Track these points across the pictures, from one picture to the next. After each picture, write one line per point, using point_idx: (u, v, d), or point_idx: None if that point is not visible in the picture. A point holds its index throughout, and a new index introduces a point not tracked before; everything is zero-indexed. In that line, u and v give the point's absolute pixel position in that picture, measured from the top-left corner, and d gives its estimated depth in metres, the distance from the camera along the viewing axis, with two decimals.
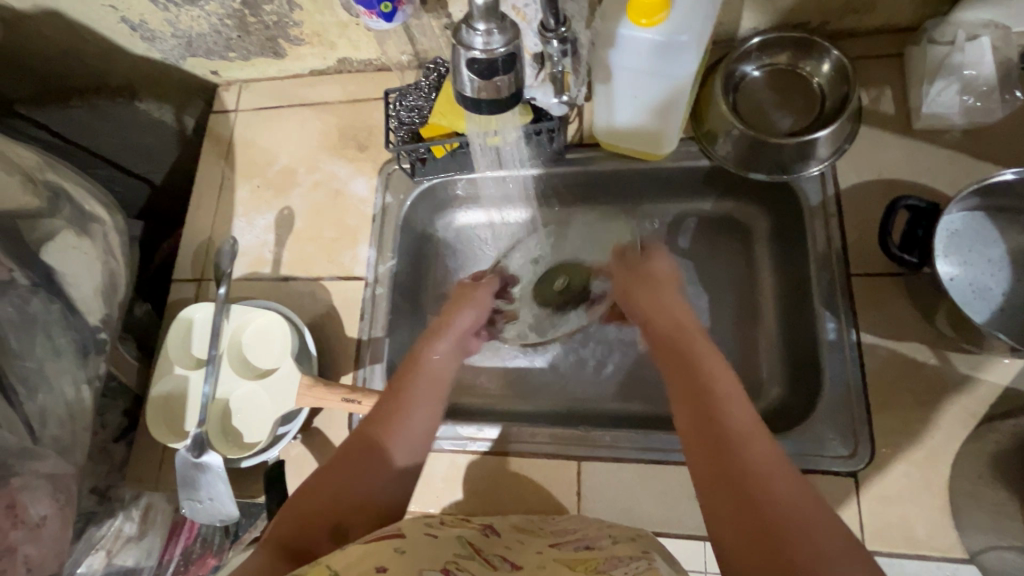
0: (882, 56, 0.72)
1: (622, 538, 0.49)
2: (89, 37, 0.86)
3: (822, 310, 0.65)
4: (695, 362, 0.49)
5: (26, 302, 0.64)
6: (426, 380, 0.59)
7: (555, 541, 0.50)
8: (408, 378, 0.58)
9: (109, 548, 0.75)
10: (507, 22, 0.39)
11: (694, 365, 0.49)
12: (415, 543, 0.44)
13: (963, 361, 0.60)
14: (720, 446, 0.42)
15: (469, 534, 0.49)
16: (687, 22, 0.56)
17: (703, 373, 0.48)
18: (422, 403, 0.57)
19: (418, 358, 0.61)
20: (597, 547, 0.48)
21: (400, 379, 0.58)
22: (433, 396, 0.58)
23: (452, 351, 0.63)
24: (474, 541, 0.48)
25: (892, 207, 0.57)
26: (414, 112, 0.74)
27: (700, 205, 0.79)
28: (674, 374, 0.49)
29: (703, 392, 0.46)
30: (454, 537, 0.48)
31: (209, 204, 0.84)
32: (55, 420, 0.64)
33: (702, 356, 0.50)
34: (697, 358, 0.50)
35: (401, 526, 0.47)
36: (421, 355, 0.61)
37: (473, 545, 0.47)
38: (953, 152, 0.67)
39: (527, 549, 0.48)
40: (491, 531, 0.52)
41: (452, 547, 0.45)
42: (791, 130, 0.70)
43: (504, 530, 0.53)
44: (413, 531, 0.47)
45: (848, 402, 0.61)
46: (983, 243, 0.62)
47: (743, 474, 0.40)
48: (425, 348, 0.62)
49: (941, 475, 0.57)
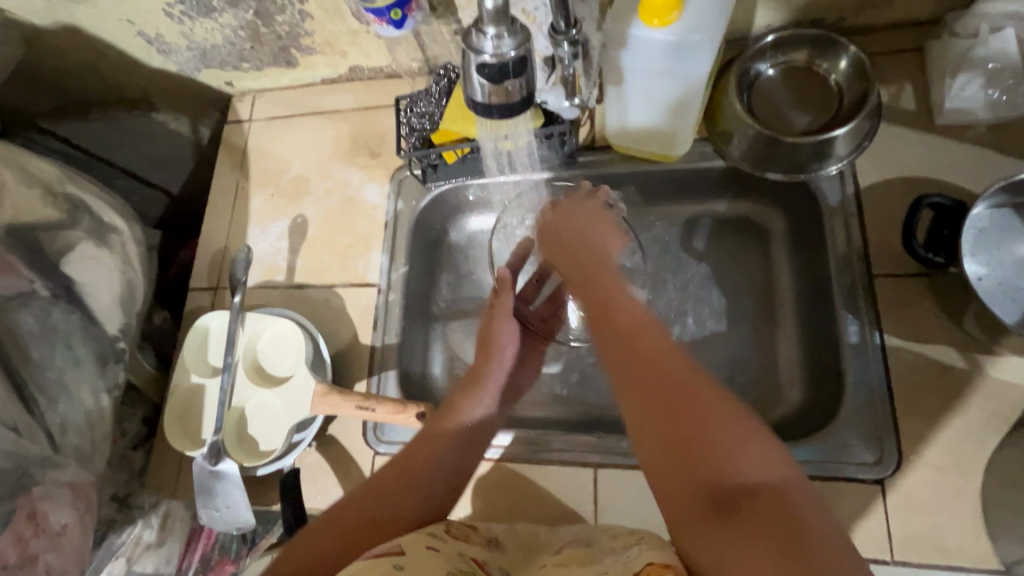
0: (900, 52, 0.70)
1: (622, 533, 0.49)
2: (106, 52, 0.88)
3: (844, 313, 0.63)
4: (596, 280, 0.56)
5: (47, 314, 0.66)
6: (452, 425, 0.57)
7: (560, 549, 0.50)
8: (445, 425, 0.57)
9: (129, 555, 0.74)
10: (517, 25, 0.39)
11: (604, 288, 0.54)
12: (414, 561, 0.42)
13: (992, 363, 0.58)
14: (619, 329, 0.49)
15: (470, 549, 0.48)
16: (701, 21, 0.55)
17: (599, 292, 0.54)
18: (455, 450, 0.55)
19: (455, 411, 0.58)
20: (596, 544, 0.48)
21: (435, 424, 0.58)
22: (475, 442, 0.57)
23: (493, 403, 0.60)
24: (477, 556, 0.47)
25: (916, 204, 0.56)
26: (426, 118, 0.74)
27: (715, 205, 0.78)
28: (584, 298, 0.55)
29: (603, 306, 0.52)
30: (456, 552, 0.46)
31: (224, 213, 0.85)
32: (75, 429, 0.65)
33: (601, 281, 0.55)
34: (597, 282, 0.55)
35: (400, 540, 0.46)
36: (462, 407, 0.59)
37: (475, 560, 0.46)
38: (977, 149, 0.65)
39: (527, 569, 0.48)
40: (492, 544, 0.51)
41: (455, 561, 0.44)
42: (808, 128, 0.69)
43: (506, 547, 0.52)
44: (414, 544, 0.45)
45: (872, 406, 0.59)
46: (1012, 241, 0.60)
47: (655, 371, 0.43)
48: (466, 402, 0.59)
49: (972, 483, 0.55)
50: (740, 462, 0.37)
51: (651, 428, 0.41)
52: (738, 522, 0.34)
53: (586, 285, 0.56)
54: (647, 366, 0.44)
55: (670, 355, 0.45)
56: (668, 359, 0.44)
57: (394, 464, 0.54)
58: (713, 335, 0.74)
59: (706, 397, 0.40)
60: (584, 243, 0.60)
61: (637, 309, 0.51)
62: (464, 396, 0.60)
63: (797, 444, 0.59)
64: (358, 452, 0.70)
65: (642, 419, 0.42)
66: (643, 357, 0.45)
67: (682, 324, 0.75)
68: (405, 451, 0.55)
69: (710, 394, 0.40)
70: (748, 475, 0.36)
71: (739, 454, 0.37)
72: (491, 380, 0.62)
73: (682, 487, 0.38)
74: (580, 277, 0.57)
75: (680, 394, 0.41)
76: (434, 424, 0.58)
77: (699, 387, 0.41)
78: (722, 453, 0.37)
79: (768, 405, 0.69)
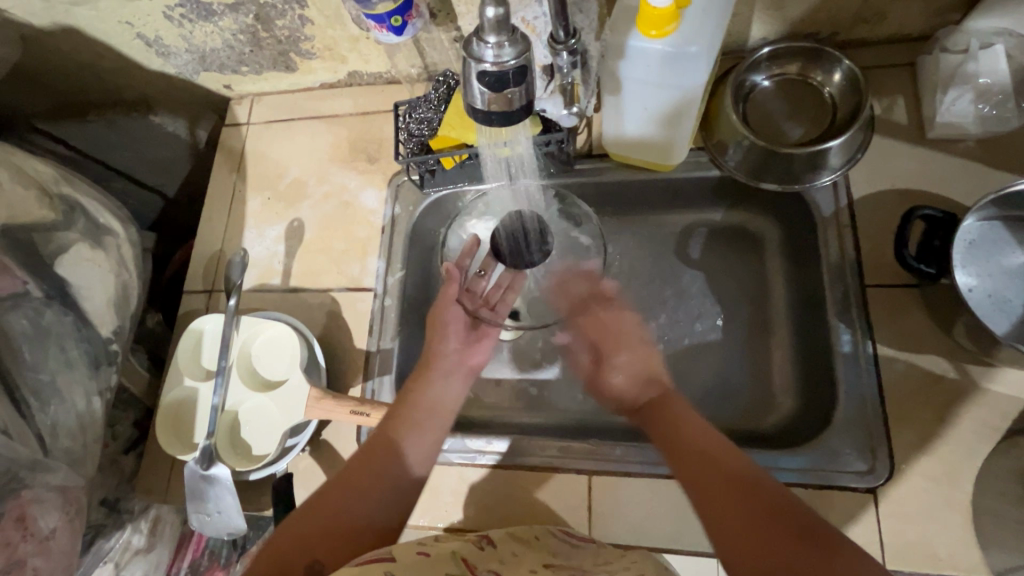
0: (892, 65, 0.72)
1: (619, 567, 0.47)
2: (105, 53, 0.88)
3: (837, 322, 0.64)
4: (660, 404, 0.59)
5: (39, 315, 0.65)
6: (408, 414, 0.59)
7: (551, 561, 0.48)
8: (404, 413, 0.59)
9: (118, 560, 0.74)
10: (517, 35, 0.40)
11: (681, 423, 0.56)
12: (405, 566, 0.42)
13: (982, 374, 0.59)
14: (689, 465, 0.52)
15: (462, 549, 0.49)
16: (697, 33, 0.56)
17: (667, 414, 0.58)
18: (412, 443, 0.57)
19: (409, 399, 0.60)
20: None
21: (393, 416, 0.59)
22: (431, 429, 0.59)
23: (446, 381, 0.64)
24: (468, 556, 0.47)
25: (908, 216, 0.56)
26: (424, 124, 0.73)
27: (710, 215, 0.79)
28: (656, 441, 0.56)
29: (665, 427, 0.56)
30: (447, 552, 0.47)
31: (221, 216, 0.85)
32: (66, 432, 0.65)
33: (671, 407, 0.58)
34: (665, 406, 0.58)
35: (392, 546, 0.46)
36: (415, 394, 0.61)
37: (466, 561, 0.46)
38: (967, 162, 0.66)
39: (520, 566, 0.47)
40: (487, 542, 0.52)
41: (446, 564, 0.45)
42: (802, 139, 0.70)
43: (500, 541, 0.52)
44: (406, 550, 0.46)
45: (865, 416, 0.59)
46: (1002, 253, 0.61)
47: (747, 492, 0.48)
48: (421, 388, 0.61)
49: (963, 492, 0.56)
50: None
51: (761, 549, 0.44)
52: None
53: (658, 420, 0.57)
54: (740, 495, 0.48)
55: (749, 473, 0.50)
56: (747, 475, 0.49)
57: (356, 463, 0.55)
58: (708, 344, 0.74)
59: (801, 515, 0.46)
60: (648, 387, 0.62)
61: (701, 428, 0.55)
62: (418, 384, 0.62)
63: (790, 453, 0.60)
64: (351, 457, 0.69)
65: (749, 543, 0.45)
66: (731, 488, 0.48)
67: (676, 331, 0.75)
68: (364, 450, 0.56)
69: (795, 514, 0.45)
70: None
71: (855, 567, 0.41)
72: (438, 362, 0.65)
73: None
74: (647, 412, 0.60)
75: (782, 518, 0.45)
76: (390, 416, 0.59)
77: (785, 504, 0.46)
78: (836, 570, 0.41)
79: (761, 413, 0.70)
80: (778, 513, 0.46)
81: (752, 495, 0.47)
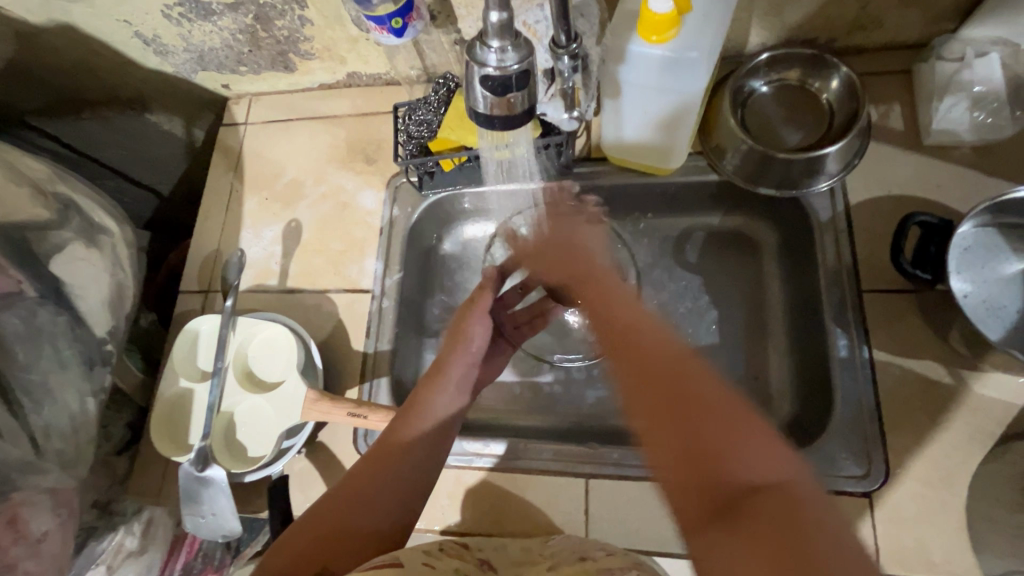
0: (888, 73, 0.72)
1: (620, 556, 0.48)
2: (102, 51, 0.87)
3: (833, 327, 0.64)
4: (600, 281, 0.56)
5: (34, 315, 0.64)
6: (414, 419, 0.55)
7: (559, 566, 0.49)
8: (411, 419, 0.55)
9: (109, 563, 0.70)
10: (520, 40, 0.40)
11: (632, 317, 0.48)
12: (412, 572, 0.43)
13: (977, 380, 0.59)
14: (620, 333, 0.47)
15: (465, 567, 0.48)
16: (696, 38, 0.56)
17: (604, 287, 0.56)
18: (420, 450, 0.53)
19: (415, 405, 0.56)
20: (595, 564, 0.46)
21: (400, 420, 0.55)
22: (443, 433, 0.55)
23: (459, 392, 0.58)
24: None
25: (903, 223, 0.57)
26: (423, 126, 0.74)
27: (707, 219, 0.79)
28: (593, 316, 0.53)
29: (602, 296, 0.54)
30: (451, 569, 0.47)
31: (217, 215, 0.85)
32: (58, 434, 0.64)
33: (608, 288, 0.55)
34: (603, 285, 0.56)
35: (399, 553, 0.46)
36: (424, 398, 0.56)
37: None
38: (962, 169, 0.67)
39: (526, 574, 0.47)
40: (489, 565, 0.51)
41: None
42: (800, 145, 0.70)
43: (501, 564, 0.51)
44: (412, 558, 0.46)
45: (861, 420, 0.60)
46: (996, 260, 0.61)
47: (662, 361, 0.42)
48: (430, 396, 0.56)
49: (958, 497, 0.56)
50: (740, 465, 0.36)
51: (658, 431, 0.39)
52: (746, 529, 0.32)
53: (595, 293, 0.55)
54: (655, 365, 0.42)
55: (670, 351, 0.44)
56: (678, 361, 0.42)
57: (360, 467, 0.52)
58: (705, 348, 0.74)
59: (716, 403, 0.39)
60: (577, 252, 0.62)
61: (643, 317, 0.49)
62: (426, 389, 0.57)
63: None
64: (347, 460, 0.69)
65: (647, 423, 0.40)
66: (646, 361, 0.43)
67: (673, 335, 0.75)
68: (370, 456, 0.53)
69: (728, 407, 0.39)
70: (753, 477, 0.35)
71: (742, 458, 0.36)
72: (451, 369, 0.59)
73: (683, 491, 0.37)
74: (580, 286, 0.58)
75: (679, 408, 0.39)
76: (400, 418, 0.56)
77: (697, 384, 0.40)
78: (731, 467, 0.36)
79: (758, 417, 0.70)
80: (682, 390, 0.40)
81: (669, 373, 0.41)
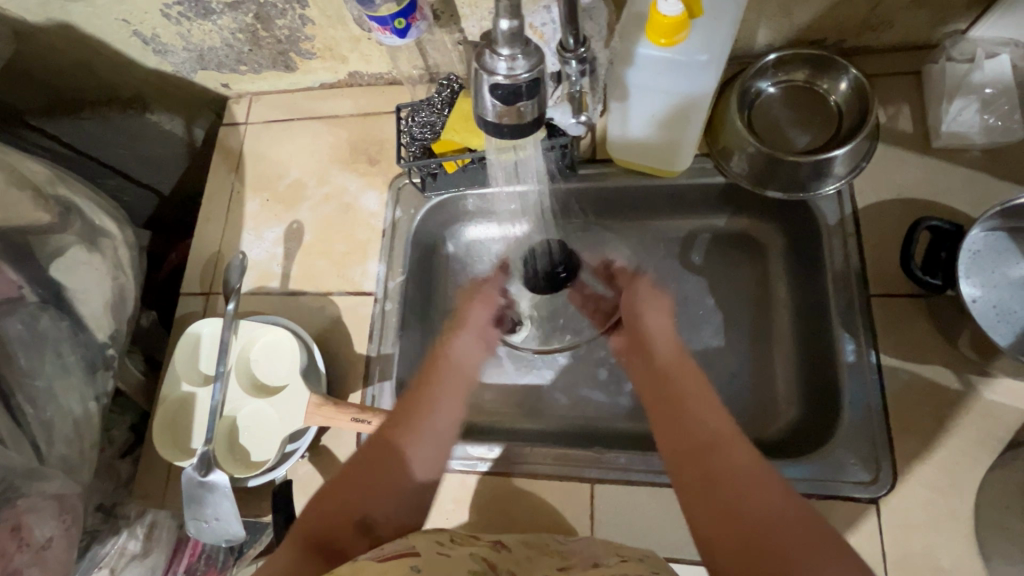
0: (896, 74, 0.71)
1: (630, 557, 0.47)
2: (100, 50, 0.86)
3: (840, 331, 0.63)
4: (669, 370, 0.55)
5: (34, 320, 0.64)
6: (435, 379, 0.60)
7: (566, 564, 0.48)
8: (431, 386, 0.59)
9: (113, 565, 0.72)
10: (531, 47, 0.39)
11: (690, 403, 0.51)
12: (429, 562, 0.43)
13: (986, 386, 0.59)
14: (692, 437, 0.48)
15: (481, 550, 0.48)
16: (707, 42, 0.55)
17: (670, 368, 0.56)
18: (441, 408, 0.58)
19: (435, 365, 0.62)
20: (604, 564, 0.46)
21: (423, 381, 0.60)
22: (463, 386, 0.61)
23: (470, 349, 0.65)
24: (488, 557, 0.47)
25: (913, 228, 0.57)
26: (426, 128, 0.72)
27: (713, 221, 0.78)
28: (654, 399, 0.54)
29: (668, 379, 0.55)
30: (468, 553, 0.46)
31: (219, 216, 0.84)
32: (62, 439, 0.64)
33: (681, 380, 0.54)
34: (677, 375, 0.55)
35: (414, 544, 0.46)
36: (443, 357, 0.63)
37: (487, 561, 0.46)
38: (972, 172, 0.66)
39: (536, 568, 0.47)
40: (501, 545, 0.51)
41: (468, 564, 0.44)
42: (808, 147, 0.69)
43: (513, 544, 0.52)
44: (427, 549, 0.45)
45: (869, 426, 0.59)
46: (1006, 264, 0.61)
47: (728, 479, 0.45)
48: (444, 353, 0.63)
49: (967, 503, 0.56)
50: None
51: (728, 548, 0.42)
52: None
53: (666, 386, 0.54)
54: (725, 481, 0.45)
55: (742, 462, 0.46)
56: (746, 470, 0.45)
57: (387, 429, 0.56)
58: (710, 351, 0.74)
59: (790, 523, 0.41)
60: (663, 345, 0.58)
61: (715, 411, 0.50)
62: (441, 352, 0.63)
63: (793, 463, 0.60)
64: None
65: (718, 534, 0.43)
66: (716, 477, 0.45)
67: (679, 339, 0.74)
68: (393, 414, 0.57)
69: (792, 523, 0.41)
70: None
71: None
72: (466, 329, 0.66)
73: None
74: (662, 372, 0.56)
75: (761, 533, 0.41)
76: (400, 414, 0.57)
77: (772, 507, 0.42)
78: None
79: (764, 420, 0.70)
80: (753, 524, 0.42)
81: (737, 493, 0.44)
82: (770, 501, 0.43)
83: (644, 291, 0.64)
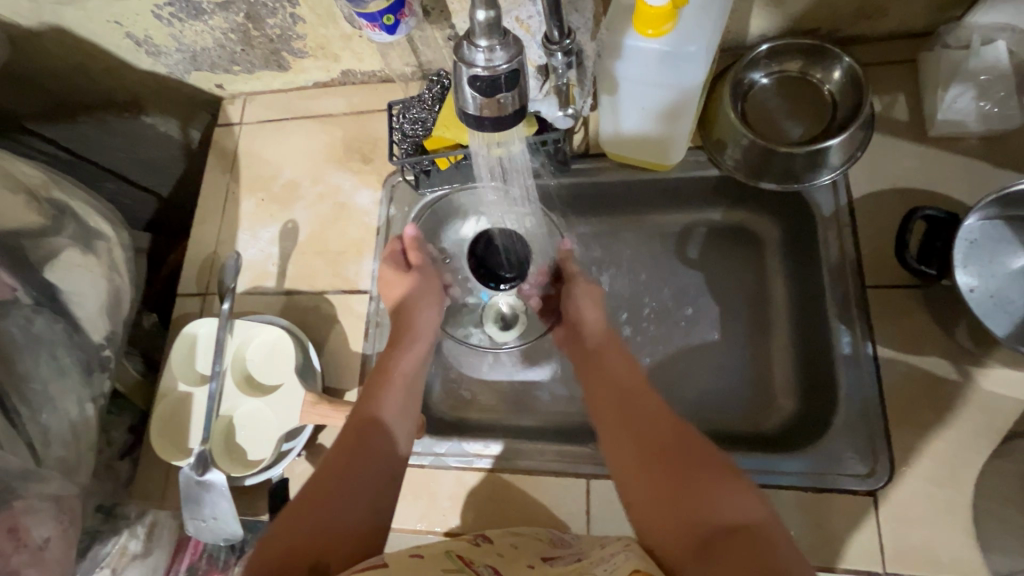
0: (892, 63, 0.71)
1: (613, 541, 0.48)
2: (94, 53, 0.86)
3: (836, 323, 0.63)
4: (594, 352, 0.62)
5: (29, 322, 0.64)
6: (384, 388, 0.61)
7: (553, 550, 0.50)
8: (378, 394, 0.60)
9: (114, 566, 0.71)
10: (509, 38, 0.39)
11: (611, 369, 0.59)
12: (398, 568, 0.42)
13: (985, 376, 0.58)
14: (619, 406, 0.54)
15: (457, 546, 0.49)
16: (695, 31, 0.55)
17: (598, 349, 0.62)
18: (388, 412, 0.59)
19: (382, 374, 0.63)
20: (587, 557, 0.47)
21: (371, 390, 0.61)
22: (410, 390, 0.62)
23: (418, 359, 0.66)
24: (463, 553, 0.47)
25: (908, 217, 0.56)
26: (418, 125, 0.72)
27: (709, 214, 0.76)
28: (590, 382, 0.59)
29: (593, 358, 0.61)
30: (442, 552, 0.47)
31: (215, 216, 0.84)
32: (59, 441, 0.65)
33: (606, 359, 0.60)
34: (602, 355, 0.61)
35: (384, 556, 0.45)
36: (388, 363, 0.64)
37: (462, 558, 0.46)
38: (969, 161, 0.65)
39: (517, 558, 0.48)
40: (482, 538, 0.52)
41: (441, 564, 0.44)
42: (802, 138, 0.69)
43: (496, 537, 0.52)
44: (397, 556, 0.45)
45: (865, 418, 0.59)
46: (1003, 253, 0.60)
47: (648, 433, 0.50)
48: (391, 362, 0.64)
49: (966, 495, 0.55)
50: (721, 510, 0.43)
51: (654, 502, 0.46)
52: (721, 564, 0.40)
53: (593, 364, 0.61)
54: (645, 435, 0.50)
55: (660, 418, 0.52)
56: (660, 421, 0.51)
57: (338, 444, 0.56)
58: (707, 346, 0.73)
59: (696, 455, 0.48)
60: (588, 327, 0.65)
61: (633, 376, 0.57)
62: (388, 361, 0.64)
63: (789, 456, 0.60)
64: None
65: (645, 489, 0.47)
66: (641, 440, 0.50)
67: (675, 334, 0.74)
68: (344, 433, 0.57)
69: (697, 455, 0.47)
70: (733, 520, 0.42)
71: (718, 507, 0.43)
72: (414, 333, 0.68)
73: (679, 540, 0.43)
74: (589, 352, 0.62)
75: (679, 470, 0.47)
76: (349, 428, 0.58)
77: (683, 446, 0.49)
78: (722, 512, 0.43)
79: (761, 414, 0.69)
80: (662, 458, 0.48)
81: (656, 445, 0.49)
82: (678, 442, 0.49)
83: (581, 288, 0.68)
